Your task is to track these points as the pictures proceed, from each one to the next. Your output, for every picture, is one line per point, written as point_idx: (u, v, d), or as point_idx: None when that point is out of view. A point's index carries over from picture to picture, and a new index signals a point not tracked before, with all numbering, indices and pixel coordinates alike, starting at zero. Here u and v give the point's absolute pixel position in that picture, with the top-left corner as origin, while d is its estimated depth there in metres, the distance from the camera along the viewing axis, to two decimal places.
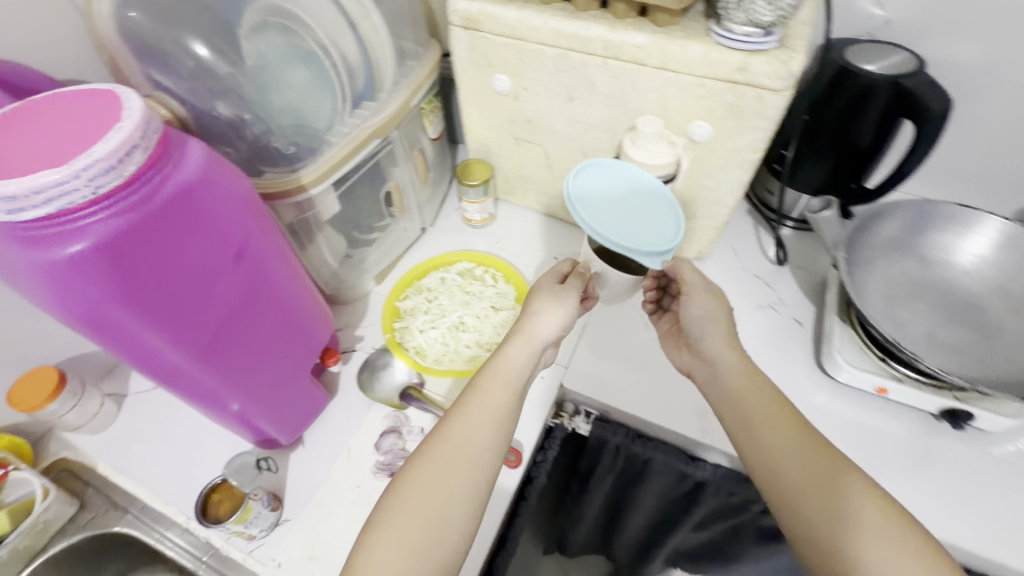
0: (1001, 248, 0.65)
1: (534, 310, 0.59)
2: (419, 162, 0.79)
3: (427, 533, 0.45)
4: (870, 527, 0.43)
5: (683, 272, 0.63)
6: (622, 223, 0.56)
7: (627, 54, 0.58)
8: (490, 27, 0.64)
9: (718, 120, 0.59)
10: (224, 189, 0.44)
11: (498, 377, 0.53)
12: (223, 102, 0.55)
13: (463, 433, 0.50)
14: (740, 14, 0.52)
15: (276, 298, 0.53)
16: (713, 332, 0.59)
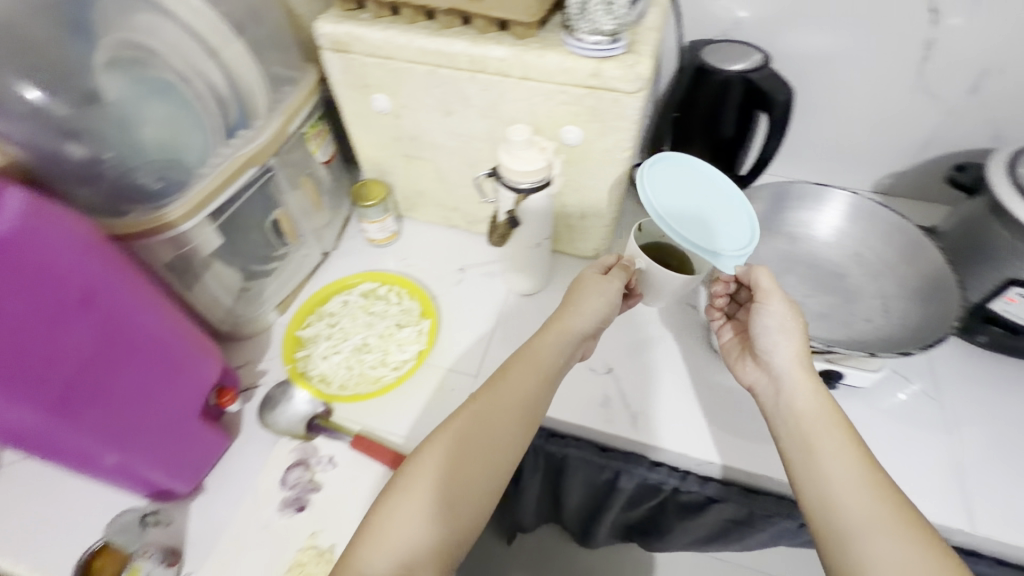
0: (852, 219, 0.72)
1: (579, 302, 0.62)
2: (307, 189, 0.78)
3: (445, 498, 0.50)
4: (847, 474, 0.50)
5: (759, 280, 0.60)
6: (708, 221, 0.64)
7: (491, 67, 0.60)
8: (358, 48, 0.64)
9: (584, 123, 0.62)
10: (55, 237, 0.42)
11: (534, 363, 0.57)
12: (76, 142, 0.53)
13: (494, 411, 0.54)
14: (585, 24, 0.55)
15: (141, 342, 0.50)
16: (786, 344, 0.58)
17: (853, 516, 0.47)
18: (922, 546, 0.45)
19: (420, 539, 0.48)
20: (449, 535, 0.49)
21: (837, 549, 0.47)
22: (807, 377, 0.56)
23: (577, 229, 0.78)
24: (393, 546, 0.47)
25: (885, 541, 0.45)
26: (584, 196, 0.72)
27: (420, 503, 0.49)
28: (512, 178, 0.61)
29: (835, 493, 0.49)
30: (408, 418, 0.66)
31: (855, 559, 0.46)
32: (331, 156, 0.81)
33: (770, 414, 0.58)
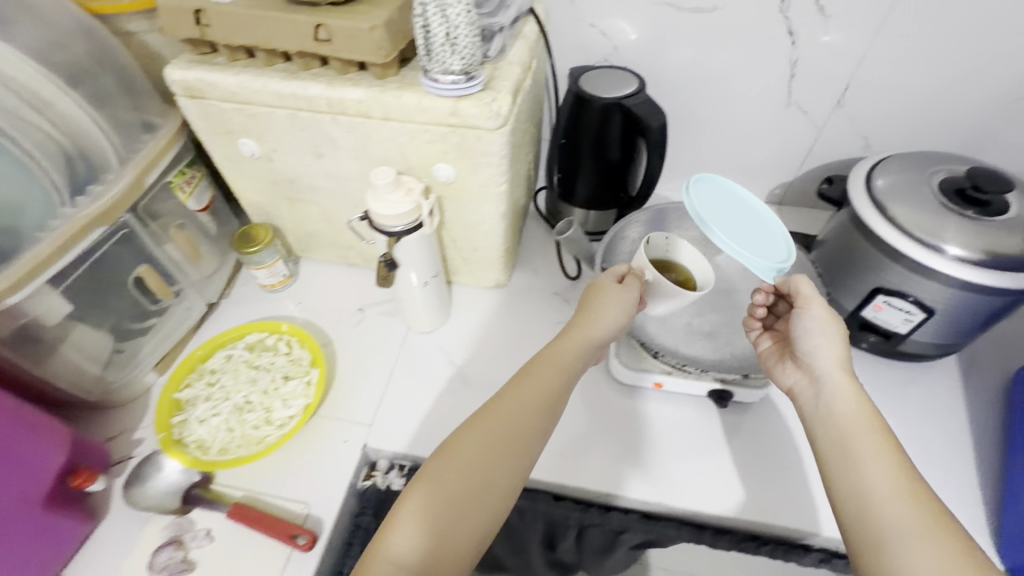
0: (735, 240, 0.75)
1: (597, 309, 0.60)
2: (181, 241, 0.73)
3: (470, 492, 0.49)
4: (887, 484, 0.47)
5: (799, 289, 0.60)
6: (739, 225, 0.64)
7: (351, 109, 0.58)
8: (213, 94, 0.61)
9: (454, 161, 0.61)
10: None
11: (556, 367, 0.56)
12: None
13: (519, 411, 0.53)
14: (435, 65, 0.54)
15: None
16: (827, 346, 0.56)
17: (875, 498, 0.47)
18: (946, 537, 0.43)
19: (443, 533, 0.47)
20: (471, 535, 0.48)
21: (856, 528, 0.47)
22: (842, 369, 0.55)
23: (472, 261, 0.77)
24: (411, 538, 0.46)
25: (907, 526, 0.45)
26: (471, 230, 0.71)
27: (443, 496, 0.48)
28: (382, 222, 0.59)
29: (862, 471, 0.48)
30: (295, 478, 0.63)
31: (873, 537, 0.45)
32: (207, 204, 0.76)
33: (803, 406, 0.56)
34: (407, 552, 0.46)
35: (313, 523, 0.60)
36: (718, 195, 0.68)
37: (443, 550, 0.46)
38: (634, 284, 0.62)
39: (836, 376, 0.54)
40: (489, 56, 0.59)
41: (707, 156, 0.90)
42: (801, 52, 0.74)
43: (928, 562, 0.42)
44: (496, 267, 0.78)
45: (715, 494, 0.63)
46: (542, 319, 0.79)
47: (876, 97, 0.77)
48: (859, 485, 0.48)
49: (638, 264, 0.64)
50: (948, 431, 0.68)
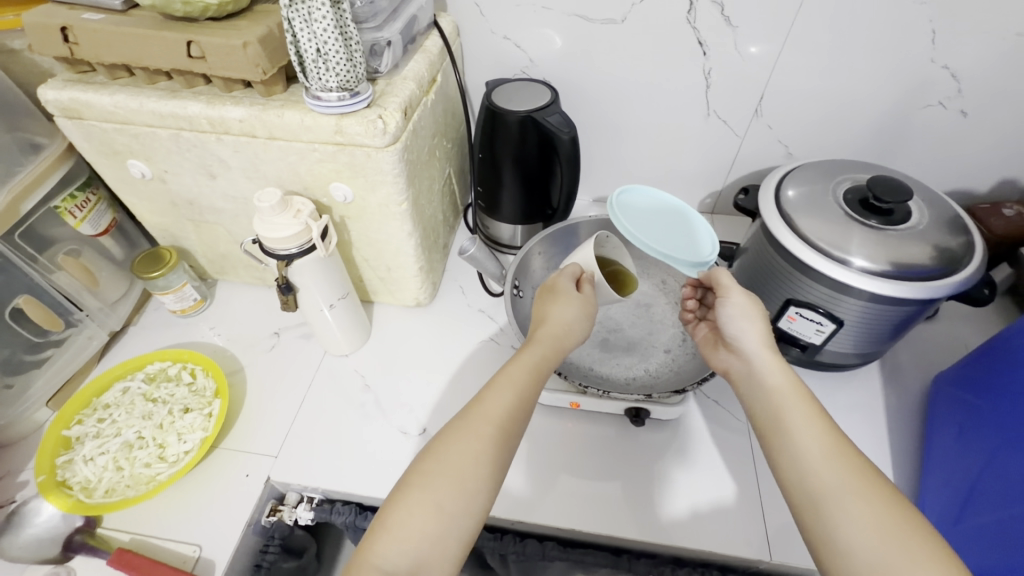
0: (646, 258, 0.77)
1: (561, 312, 0.57)
2: (73, 268, 0.69)
3: (457, 496, 0.46)
4: (817, 448, 0.46)
5: (719, 280, 0.58)
6: (668, 236, 0.63)
7: (235, 128, 0.56)
8: (91, 114, 0.58)
9: (349, 180, 0.59)
10: None
11: (531, 368, 0.53)
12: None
13: (498, 409, 0.50)
14: (315, 83, 0.51)
15: None
16: (751, 329, 0.55)
17: (811, 465, 0.45)
18: (879, 496, 0.42)
19: (435, 539, 0.44)
20: (458, 536, 0.45)
21: (799, 497, 0.45)
22: (768, 349, 0.54)
23: (387, 281, 0.74)
24: (398, 546, 0.43)
25: (842, 489, 0.43)
26: (381, 249, 0.68)
27: (433, 500, 0.45)
28: (270, 245, 0.56)
29: (795, 440, 0.47)
30: (188, 517, 0.60)
31: (813, 504, 0.44)
32: (107, 228, 0.73)
33: (738, 388, 0.56)
34: (399, 557, 0.43)
35: (204, 567, 0.56)
36: (654, 201, 0.68)
37: (434, 555, 0.44)
38: (588, 290, 0.60)
39: (764, 357, 0.53)
40: (380, 71, 0.58)
41: (636, 166, 0.90)
42: (714, 61, 0.73)
43: (865, 524, 0.41)
44: (414, 286, 0.75)
45: (634, 517, 0.61)
46: (466, 339, 0.76)
47: (793, 105, 0.76)
48: (787, 456, 0.47)
49: (588, 268, 0.62)
50: (872, 441, 0.67)
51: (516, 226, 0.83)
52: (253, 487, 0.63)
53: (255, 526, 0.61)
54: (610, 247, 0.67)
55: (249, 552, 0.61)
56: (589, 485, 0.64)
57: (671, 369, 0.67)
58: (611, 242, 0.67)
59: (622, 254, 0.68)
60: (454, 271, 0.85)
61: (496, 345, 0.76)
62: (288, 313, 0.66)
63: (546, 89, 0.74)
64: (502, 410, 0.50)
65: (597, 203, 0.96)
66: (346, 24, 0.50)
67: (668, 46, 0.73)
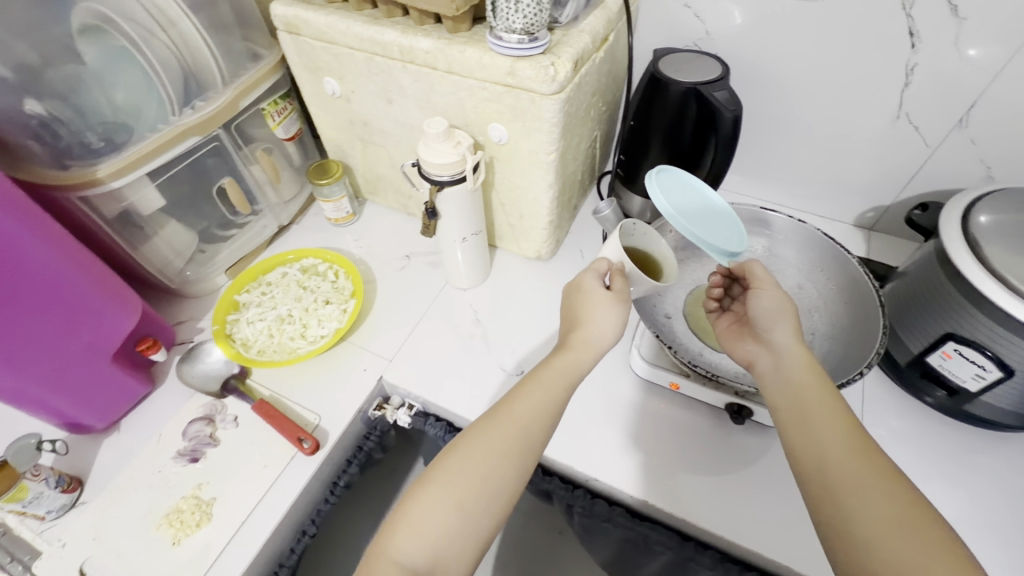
0: (787, 244, 0.70)
1: (597, 318, 0.57)
2: (265, 164, 0.81)
3: (478, 495, 0.48)
4: (861, 490, 0.43)
5: (752, 271, 0.59)
6: (704, 226, 0.61)
7: (420, 58, 0.61)
8: (307, 31, 0.67)
9: (508, 122, 0.62)
10: None
11: (563, 377, 0.54)
12: (33, 99, 0.56)
13: (526, 414, 0.52)
14: (500, 23, 0.54)
15: (36, 278, 0.53)
16: (783, 321, 0.55)
17: (831, 464, 0.45)
18: (909, 509, 0.41)
19: (455, 533, 0.47)
20: (475, 537, 0.48)
21: (817, 490, 0.45)
22: (799, 343, 0.53)
23: (516, 229, 0.78)
24: (415, 544, 0.46)
25: (860, 485, 0.43)
26: (520, 195, 0.71)
27: (454, 496, 0.48)
28: (428, 168, 0.61)
29: (846, 493, 0.43)
30: (316, 390, 0.69)
31: (831, 500, 0.44)
32: (294, 134, 0.84)
33: (763, 381, 0.54)
34: (415, 553, 0.46)
35: (319, 434, 0.65)
36: (690, 189, 0.64)
37: (453, 550, 0.46)
38: (619, 282, 0.58)
39: (793, 350, 0.52)
40: (560, 22, 0.60)
41: (792, 163, 0.84)
42: (922, 57, 0.65)
43: (882, 521, 0.41)
44: (539, 239, 0.78)
45: (709, 509, 0.60)
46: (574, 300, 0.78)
47: (1012, 121, 0.65)
48: (830, 503, 0.44)
49: (616, 260, 0.60)
50: (1007, 515, 0.59)
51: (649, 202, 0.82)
52: (368, 380, 0.71)
53: (362, 415, 0.70)
54: (640, 235, 0.64)
55: (356, 435, 0.70)
56: (671, 466, 0.64)
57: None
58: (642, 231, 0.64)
59: (655, 240, 0.64)
60: (577, 233, 0.87)
61: None
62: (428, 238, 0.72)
63: (716, 64, 0.71)
64: (527, 417, 0.52)
65: (736, 196, 0.92)
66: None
67: (872, 31, 0.65)
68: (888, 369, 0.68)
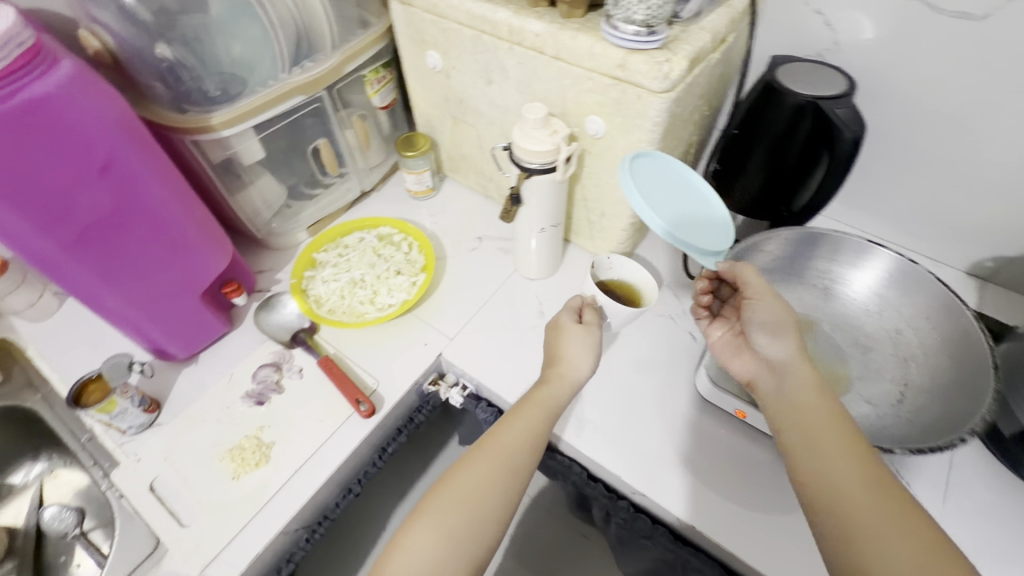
0: (890, 285, 0.62)
1: (572, 354, 0.61)
2: (358, 129, 0.83)
3: (469, 520, 0.49)
4: (877, 526, 0.40)
5: (746, 278, 0.56)
6: (679, 222, 0.58)
7: (528, 41, 0.60)
8: (419, 3, 0.67)
9: (608, 116, 0.60)
10: (89, 106, 0.47)
11: (546, 410, 0.57)
12: (166, 43, 0.59)
13: (512, 441, 0.55)
14: (620, 13, 0.52)
15: (150, 213, 0.56)
16: (783, 338, 0.53)
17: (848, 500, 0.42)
18: (930, 549, 0.38)
19: (448, 558, 0.47)
20: (468, 561, 0.47)
21: (832, 530, 0.41)
22: (802, 358, 0.51)
23: (594, 226, 0.76)
24: (411, 563, 0.46)
25: (878, 524, 0.40)
26: (605, 193, 0.69)
27: (446, 522, 0.48)
28: (522, 153, 0.60)
29: (863, 531, 0.40)
30: (377, 355, 0.71)
31: (844, 534, 0.41)
32: (389, 104, 0.85)
33: (765, 399, 0.51)
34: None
35: (375, 399, 0.67)
36: (662, 169, 0.60)
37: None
38: (590, 315, 0.63)
39: (797, 366, 0.50)
40: (680, 17, 0.56)
41: (907, 196, 0.76)
42: None
43: (904, 560, 0.38)
44: (616, 240, 0.76)
45: (760, 548, 0.57)
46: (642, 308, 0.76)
47: None
48: (843, 543, 0.40)
49: (589, 294, 0.66)
50: None
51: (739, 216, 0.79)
52: (427, 354, 0.72)
53: (417, 388, 0.70)
54: (618, 266, 0.69)
55: (408, 407, 0.72)
56: (724, 496, 0.60)
57: (871, 426, 0.56)
58: (618, 262, 0.69)
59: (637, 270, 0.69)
60: (656, 238, 0.84)
61: (674, 325, 0.74)
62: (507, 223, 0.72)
63: (844, 78, 0.65)
64: (515, 442, 0.54)
65: (834, 222, 0.86)
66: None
67: None
68: (989, 438, 0.61)
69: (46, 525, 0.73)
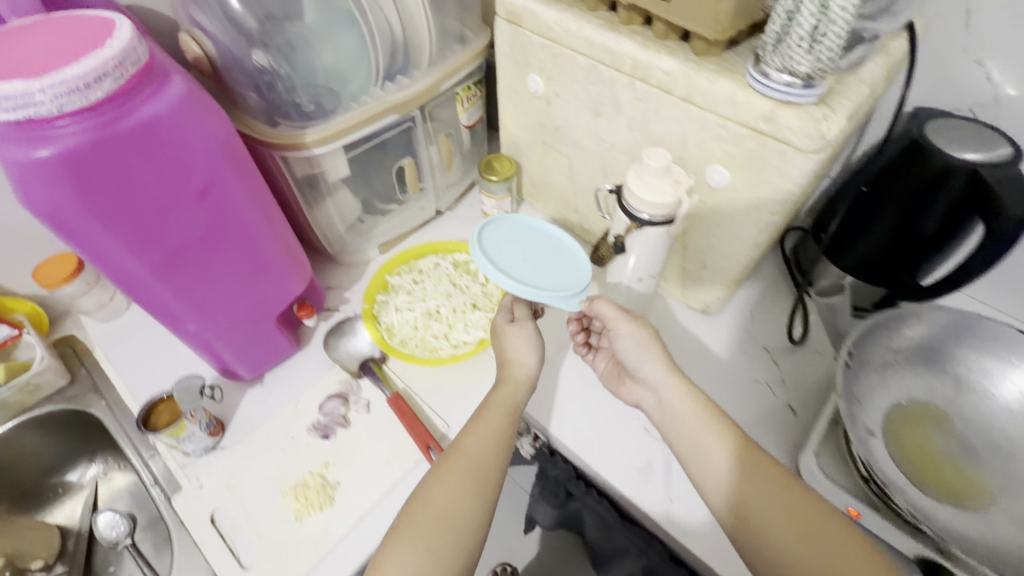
0: None
1: (515, 352, 0.61)
2: (442, 146, 0.79)
3: (447, 539, 0.46)
4: None
5: (603, 312, 0.60)
6: (534, 269, 0.61)
7: (654, 78, 0.54)
8: (530, 25, 0.62)
9: (737, 168, 0.53)
10: (196, 129, 0.43)
11: (502, 410, 0.56)
12: (262, 50, 0.56)
13: (475, 447, 0.53)
14: (776, 60, 0.46)
15: (239, 237, 0.52)
16: (647, 357, 0.58)
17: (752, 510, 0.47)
18: None
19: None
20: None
21: None
22: (672, 374, 0.56)
23: (689, 276, 0.70)
24: None
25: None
26: (711, 246, 0.63)
27: (418, 543, 0.46)
28: (641, 206, 0.54)
29: None
30: (447, 396, 0.66)
31: None
32: (476, 122, 0.81)
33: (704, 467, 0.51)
34: None
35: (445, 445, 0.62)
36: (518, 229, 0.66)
37: None
38: (522, 310, 0.65)
39: (668, 383, 0.55)
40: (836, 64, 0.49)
41: None
42: None
43: None
44: (713, 293, 0.70)
45: None
46: (735, 374, 0.69)
47: None
48: None
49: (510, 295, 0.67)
50: None
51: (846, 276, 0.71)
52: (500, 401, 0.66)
53: None
54: None
55: None
56: None
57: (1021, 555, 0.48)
58: None
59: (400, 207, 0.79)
60: (751, 291, 0.77)
61: (771, 394, 0.68)
62: (601, 263, 0.68)
63: (1004, 140, 0.57)
64: (477, 448, 0.52)
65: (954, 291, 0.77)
66: (817, 30, 0.42)
67: None
68: None
69: (99, 532, 0.71)
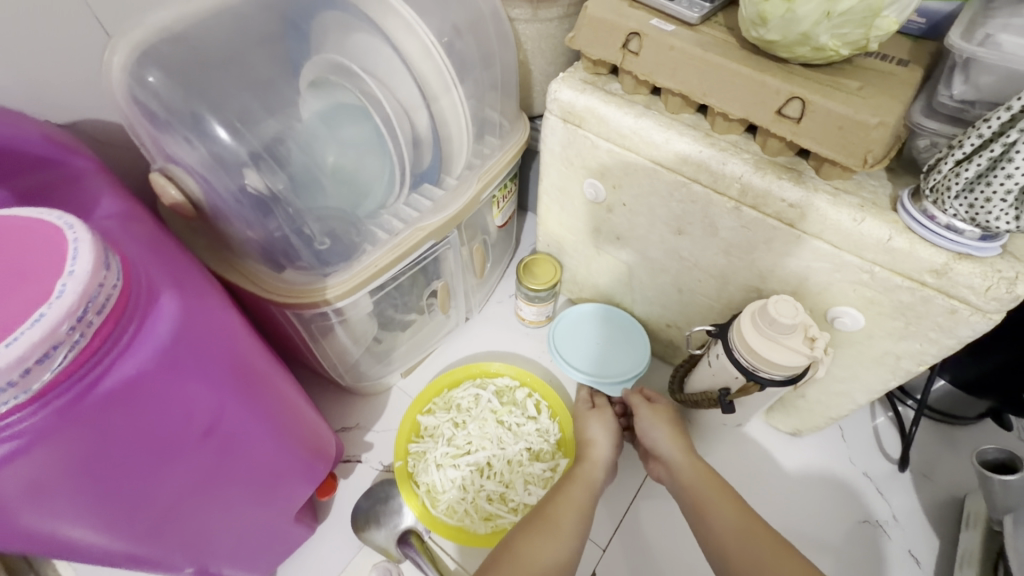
0: None
1: (600, 438, 0.57)
2: (477, 255, 0.66)
3: None
4: None
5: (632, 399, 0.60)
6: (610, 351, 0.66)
7: (771, 208, 0.44)
8: (595, 128, 0.50)
9: (877, 315, 0.44)
10: (191, 366, 0.32)
11: (589, 482, 0.53)
12: (254, 169, 0.41)
13: (564, 516, 0.49)
14: (960, 207, 0.36)
15: (252, 463, 0.40)
16: (661, 435, 0.55)
17: (729, 543, 0.46)
18: None
19: None
20: None
21: None
22: (682, 450, 0.54)
23: (781, 401, 0.60)
24: None
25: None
26: (820, 382, 0.53)
27: None
28: (763, 364, 0.44)
29: None
30: None
31: None
32: (508, 218, 0.69)
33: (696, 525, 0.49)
34: None
35: None
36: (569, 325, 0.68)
37: None
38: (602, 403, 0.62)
39: (677, 455, 0.54)
40: None
41: None
42: None
43: None
44: (807, 420, 0.60)
45: None
46: (831, 503, 0.61)
47: None
48: None
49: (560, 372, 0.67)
50: None
51: (941, 380, 0.63)
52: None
53: None
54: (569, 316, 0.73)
55: None
56: None
57: None
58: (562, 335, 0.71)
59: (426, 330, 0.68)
60: None
61: (886, 537, 0.59)
62: (696, 406, 0.55)
63: None
64: (568, 515, 0.49)
65: None
66: None
67: None
68: None
69: None
